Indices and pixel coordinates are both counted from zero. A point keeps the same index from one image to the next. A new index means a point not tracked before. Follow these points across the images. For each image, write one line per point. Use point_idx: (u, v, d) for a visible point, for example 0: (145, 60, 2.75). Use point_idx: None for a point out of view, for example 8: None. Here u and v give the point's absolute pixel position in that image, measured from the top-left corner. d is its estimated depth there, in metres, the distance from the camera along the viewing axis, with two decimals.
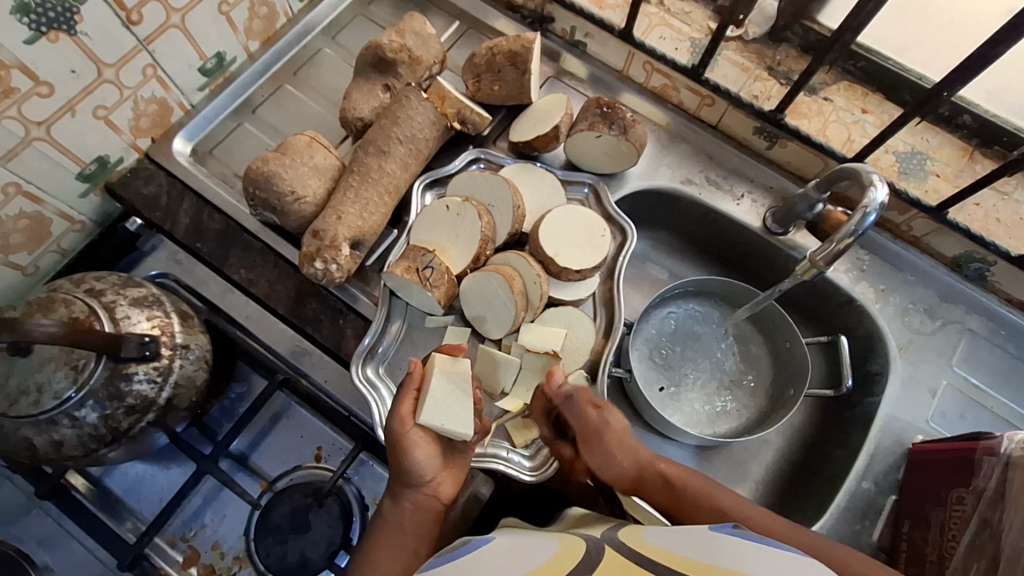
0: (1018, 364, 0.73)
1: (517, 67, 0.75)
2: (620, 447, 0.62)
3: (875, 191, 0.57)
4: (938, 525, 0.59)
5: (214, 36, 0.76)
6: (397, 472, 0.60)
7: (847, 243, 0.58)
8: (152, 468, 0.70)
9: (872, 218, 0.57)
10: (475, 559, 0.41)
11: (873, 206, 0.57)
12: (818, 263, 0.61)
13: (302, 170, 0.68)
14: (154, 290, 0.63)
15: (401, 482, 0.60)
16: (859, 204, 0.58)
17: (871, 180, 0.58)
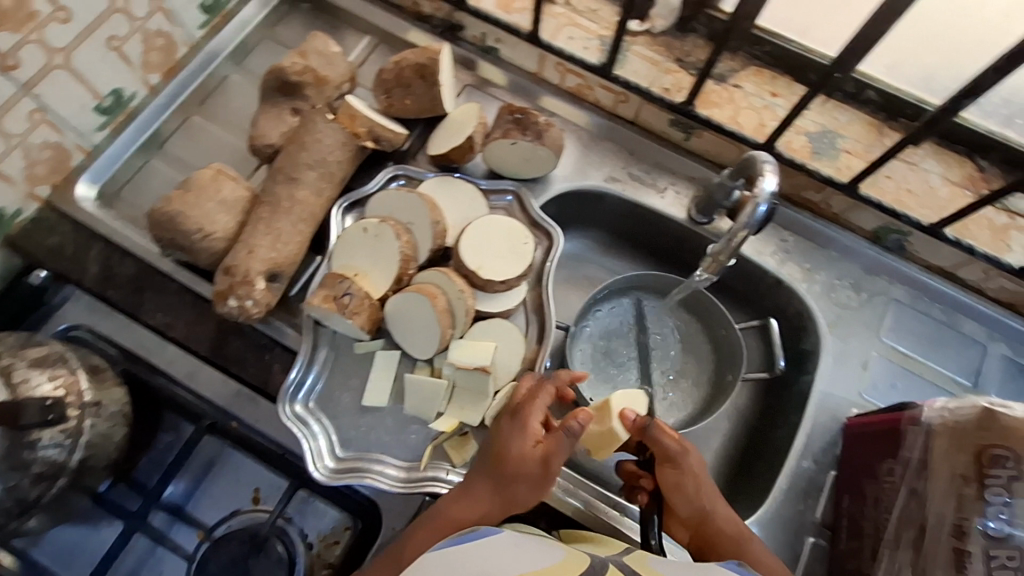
0: (942, 328, 0.75)
1: (426, 79, 0.74)
2: (703, 494, 0.59)
3: (765, 180, 0.57)
4: (874, 498, 0.60)
5: (107, 73, 0.73)
6: (504, 464, 0.56)
7: (743, 235, 0.58)
8: (81, 530, 0.66)
9: (763, 209, 0.57)
10: (481, 549, 0.44)
11: (763, 197, 0.57)
12: (721, 258, 0.62)
13: (208, 206, 0.66)
14: (57, 347, 0.60)
15: (507, 478, 0.55)
16: (752, 195, 0.58)
17: (762, 169, 0.58)
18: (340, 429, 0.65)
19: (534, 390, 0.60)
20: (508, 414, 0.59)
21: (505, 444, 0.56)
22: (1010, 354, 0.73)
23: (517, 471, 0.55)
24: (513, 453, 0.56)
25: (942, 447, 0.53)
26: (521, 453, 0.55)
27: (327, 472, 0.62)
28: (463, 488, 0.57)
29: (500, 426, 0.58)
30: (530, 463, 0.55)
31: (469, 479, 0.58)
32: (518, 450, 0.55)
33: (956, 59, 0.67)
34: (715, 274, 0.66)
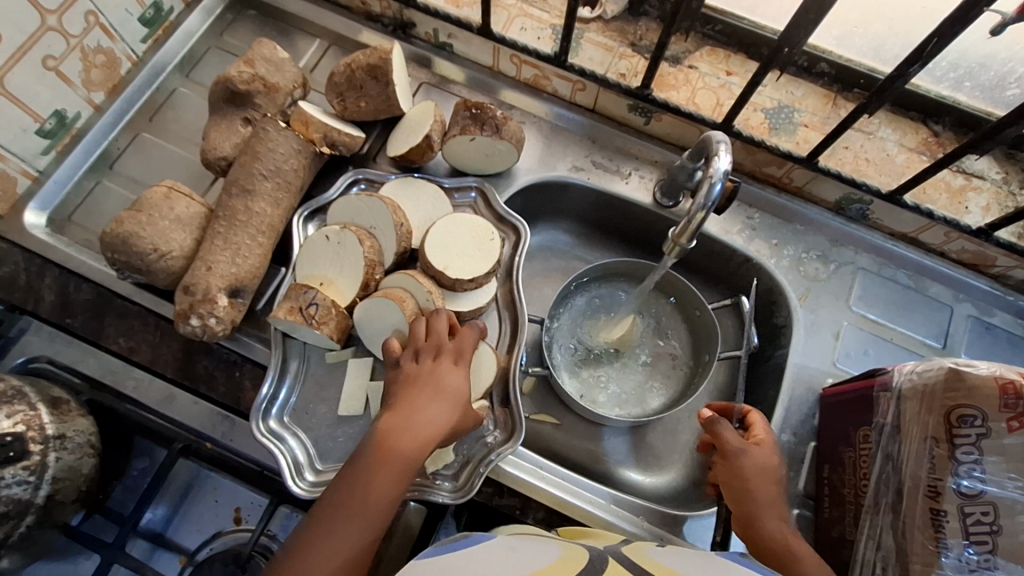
0: (908, 292, 0.76)
1: (378, 80, 0.72)
2: (756, 494, 0.58)
3: (719, 160, 0.57)
4: (851, 465, 0.61)
5: (46, 94, 0.70)
6: (434, 386, 0.57)
7: (701, 216, 0.57)
8: (57, 567, 0.64)
9: (718, 188, 0.56)
10: (476, 554, 0.39)
11: (718, 176, 0.56)
12: (681, 240, 0.61)
13: (162, 224, 0.64)
14: (14, 381, 0.58)
15: (444, 406, 0.56)
16: (706, 175, 0.57)
17: (717, 150, 0.58)
18: (317, 442, 0.64)
19: (461, 336, 0.62)
20: (431, 354, 0.59)
21: (443, 378, 0.58)
22: (976, 313, 0.75)
23: (443, 385, 0.57)
24: (450, 388, 0.58)
25: (913, 410, 0.53)
26: (459, 396, 0.58)
27: (306, 486, 0.61)
28: (393, 417, 0.55)
29: (423, 366, 0.58)
30: (464, 406, 0.58)
31: (401, 407, 0.56)
32: (456, 391, 0.58)
33: (902, 26, 0.67)
34: (677, 257, 0.65)
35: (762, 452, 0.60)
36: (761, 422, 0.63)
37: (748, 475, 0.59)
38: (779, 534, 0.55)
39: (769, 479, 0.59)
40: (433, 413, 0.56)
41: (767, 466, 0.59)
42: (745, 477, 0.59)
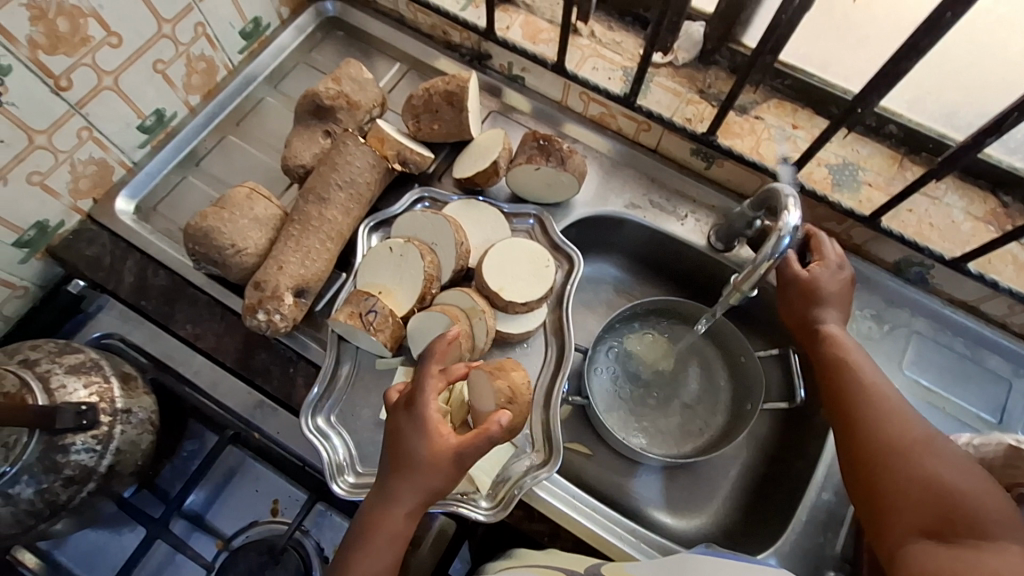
0: (965, 362, 0.74)
1: (454, 105, 0.76)
2: (832, 343, 0.65)
3: (789, 214, 0.57)
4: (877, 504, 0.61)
5: (151, 94, 0.76)
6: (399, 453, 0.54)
7: (767, 266, 0.58)
8: (104, 535, 0.68)
9: (787, 240, 0.56)
10: None
11: (787, 229, 0.56)
12: (743, 287, 0.62)
13: (242, 222, 0.68)
14: (93, 354, 0.62)
15: (411, 477, 0.53)
16: (775, 227, 0.57)
17: (786, 204, 0.58)
18: (359, 444, 0.66)
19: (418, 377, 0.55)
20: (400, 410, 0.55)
21: (405, 443, 0.53)
22: None
23: (407, 449, 0.53)
24: (414, 452, 0.53)
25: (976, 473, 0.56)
26: (432, 459, 0.53)
27: (347, 486, 0.64)
28: (376, 489, 0.55)
29: (396, 426, 0.54)
30: (445, 462, 0.53)
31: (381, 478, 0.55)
32: (426, 453, 0.52)
33: (977, 95, 0.67)
34: (737, 304, 0.65)
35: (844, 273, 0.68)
36: (820, 240, 0.70)
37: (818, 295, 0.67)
38: (864, 383, 0.60)
39: (830, 300, 0.67)
40: (408, 486, 0.53)
41: (836, 296, 0.67)
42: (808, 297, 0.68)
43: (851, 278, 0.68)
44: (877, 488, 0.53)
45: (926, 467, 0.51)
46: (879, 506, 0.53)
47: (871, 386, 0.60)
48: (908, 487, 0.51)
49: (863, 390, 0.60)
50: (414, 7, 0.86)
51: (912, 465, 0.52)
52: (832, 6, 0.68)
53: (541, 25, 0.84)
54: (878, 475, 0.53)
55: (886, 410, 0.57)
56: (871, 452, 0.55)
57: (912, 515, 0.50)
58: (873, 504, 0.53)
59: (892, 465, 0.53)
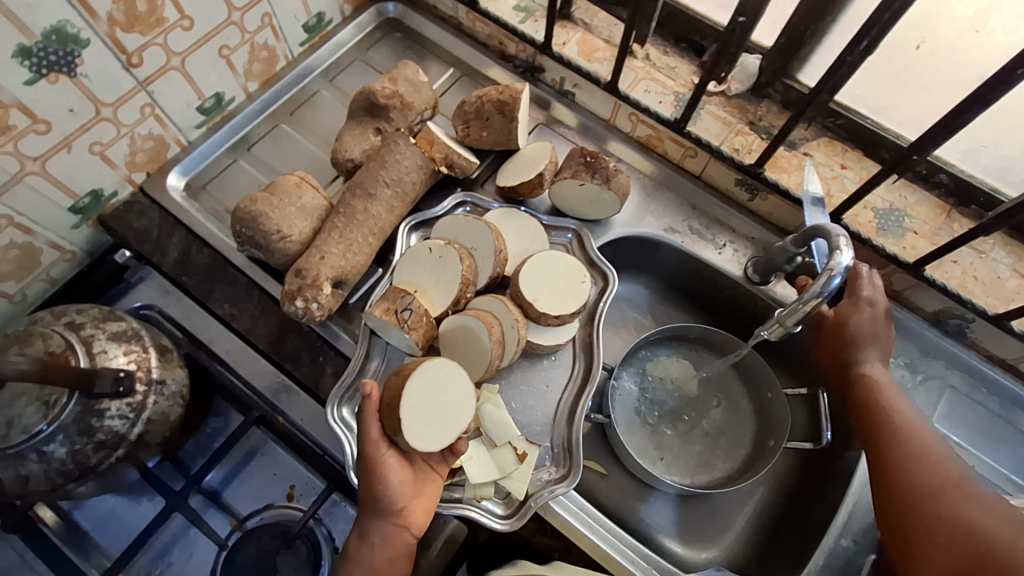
0: (998, 422, 0.72)
1: (505, 115, 0.77)
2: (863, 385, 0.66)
3: (840, 254, 0.57)
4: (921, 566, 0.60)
5: (214, 77, 0.78)
6: (369, 499, 0.59)
7: (813, 304, 0.57)
8: (123, 502, 0.69)
9: (837, 281, 0.56)
10: None
11: (838, 270, 0.56)
12: (785, 323, 0.61)
13: (289, 210, 0.70)
14: (134, 324, 0.63)
15: (379, 519, 0.58)
16: (825, 266, 0.58)
17: (838, 244, 0.59)
18: None
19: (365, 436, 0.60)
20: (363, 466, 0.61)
21: (369, 491, 0.59)
22: None
23: (371, 494, 0.59)
24: (378, 498, 0.58)
25: None
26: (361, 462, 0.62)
27: None
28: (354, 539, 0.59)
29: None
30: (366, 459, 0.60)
31: (356, 529, 0.59)
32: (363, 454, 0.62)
33: None
34: (778, 339, 0.65)
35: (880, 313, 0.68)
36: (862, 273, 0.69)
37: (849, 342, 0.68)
38: (900, 426, 0.61)
39: (864, 339, 0.67)
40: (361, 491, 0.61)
41: (872, 331, 0.67)
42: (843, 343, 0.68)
43: (886, 312, 0.68)
44: (914, 534, 0.55)
45: (962, 513, 0.54)
46: (911, 548, 0.55)
47: (910, 431, 0.61)
48: (940, 533, 0.54)
49: (902, 431, 0.61)
50: (473, 16, 0.88)
51: (949, 509, 0.54)
52: (895, 52, 0.68)
53: (597, 44, 0.84)
54: (916, 516, 0.56)
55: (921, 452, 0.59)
56: (915, 492, 0.56)
57: (945, 562, 0.53)
58: (905, 546, 0.56)
59: (930, 508, 0.55)
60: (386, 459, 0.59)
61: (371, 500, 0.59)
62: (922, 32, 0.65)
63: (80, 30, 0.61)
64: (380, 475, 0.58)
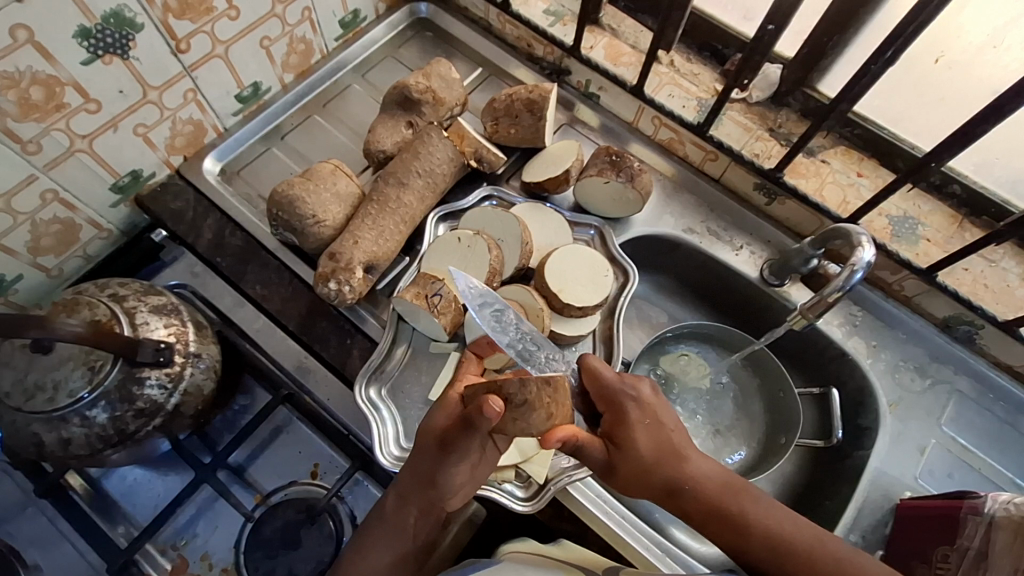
0: (1005, 426, 0.74)
1: (533, 113, 0.80)
2: (652, 471, 0.55)
3: (863, 251, 0.62)
4: (924, 553, 0.61)
5: (253, 67, 0.81)
6: (427, 472, 0.55)
7: (835, 297, 0.63)
8: (150, 475, 0.71)
9: (859, 275, 0.61)
10: None
11: (861, 265, 0.61)
12: (809, 315, 0.67)
13: (324, 196, 0.72)
14: (173, 299, 0.66)
15: (429, 491, 0.55)
16: (848, 262, 0.62)
17: (860, 241, 0.63)
18: (405, 420, 0.69)
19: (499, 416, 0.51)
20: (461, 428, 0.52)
21: (432, 465, 0.54)
22: None
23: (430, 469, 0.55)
24: (441, 478, 0.55)
25: (1004, 541, 0.54)
26: (427, 435, 0.56)
27: (392, 458, 0.66)
28: (393, 494, 0.58)
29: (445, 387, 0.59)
30: (435, 443, 0.55)
31: (399, 487, 0.57)
32: (431, 424, 0.56)
33: None
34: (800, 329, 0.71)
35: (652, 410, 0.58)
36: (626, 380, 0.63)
37: (621, 406, 0.57)
38: (705, 493, 0.55)
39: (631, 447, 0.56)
40: (411, 462, 0.57)
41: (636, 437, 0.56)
42: (612, 408, 0.57)
43: (653, 413, 0.58)
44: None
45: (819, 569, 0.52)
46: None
47: (708, 478, 0.55)
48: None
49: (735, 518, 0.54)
50: (503, 18, 0.91)
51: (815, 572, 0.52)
52: (914, 64, 0.70)
53: (624, 49, 0.87)
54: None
55: (774, 520, 0.54)
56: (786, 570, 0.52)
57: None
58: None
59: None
60: (459, 458, 0.54)
61: (427, 473, 0.55)
62: (941, 46, 0.68)
63: (136, 14, 0.64)
64: (444, 468, 0.54)
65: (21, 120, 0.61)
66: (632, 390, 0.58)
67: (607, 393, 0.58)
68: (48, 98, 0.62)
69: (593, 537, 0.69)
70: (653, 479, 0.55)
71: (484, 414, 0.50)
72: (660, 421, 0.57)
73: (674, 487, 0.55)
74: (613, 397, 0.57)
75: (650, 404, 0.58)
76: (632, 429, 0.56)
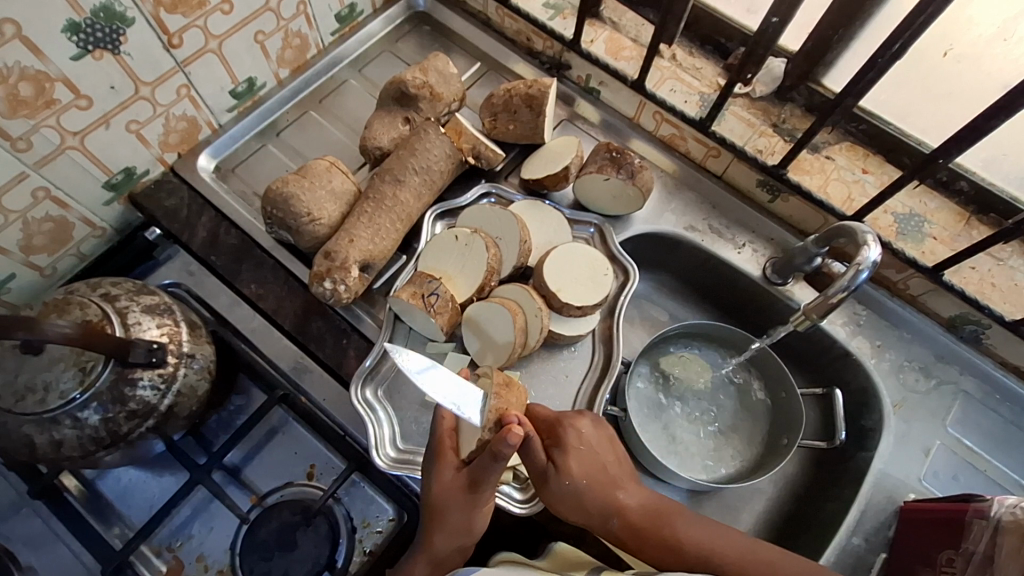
0: (1011, 428, 0.73)
1: (532, 108, 0.78)
2: (586, 501, 0.57)
3: (868, 249, 0.60)
4: (927, 556, 0.60)
5: (247, 62, 0.79)
6: (457, 525, 0.55)
7: (841, 297, 0.61)
8: (145, 476, 0.70)
9: (865, 275, 0.60)
10: None
11: (867, 264, 0.59)
12: (813, 313, 0.66)
13: (319, 193, 0.71)
14: (166, 298, 0.65)
15: (456, 539, 0.56)
16: (853, 261, 0.61)
17: (866, 239, 0.61)
18: (402, 422, 0.68)
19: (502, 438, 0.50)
20: (486, 459, 0.52)
21: (460, 518, 0.55)
22: None
23: (455, 514, 0.55)
24: (474, 524, 0.56)
25: (1010, 545, 0.52)
26: (446, 494, 0.55)
27: (388, 460, 0.65)
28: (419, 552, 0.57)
29: (436, 445, 0.58)
30: (460, 492, 0.55)
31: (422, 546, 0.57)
32: (447, 481, 0.56)
33: None
34: (803, 328, 0.69)
35: (596, 446, 0.59)
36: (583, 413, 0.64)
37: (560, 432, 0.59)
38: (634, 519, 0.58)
39: (575, 486, 0.56)
40: (434, 521, 0.56)
41: (580, 467, 0.57)
42: (551, 433, 0.60)
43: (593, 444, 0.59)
44: None
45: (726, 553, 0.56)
46: None
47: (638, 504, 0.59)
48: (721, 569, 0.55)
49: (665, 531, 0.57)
50: (503, 12, 0.89)
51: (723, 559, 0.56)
52: (922, 59, 0.69)
53: (625, 43, 0.86)
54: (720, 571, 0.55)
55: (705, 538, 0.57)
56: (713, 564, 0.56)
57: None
58: None
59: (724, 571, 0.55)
60: (487, 497, 0.55)
61: (456, 526, 0.55)
62: (949, 39, 0.66)
63: (127, 9, 0.62)
64: (476, 512, 0.55)
65: (10, 117, 0.60)
66: (573, 423, 0.60)
67: (547, 425, 0.60)
68: (38, 94, 0.61)
69: (592, 539, 0.68)
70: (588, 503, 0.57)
71: (511, 445, 0.49)
72: (596, 455, 0.59)
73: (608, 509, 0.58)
74: (553, 423, 0.60)
75: (590, 438, 0.60)
76: (567, 454, 0.57)
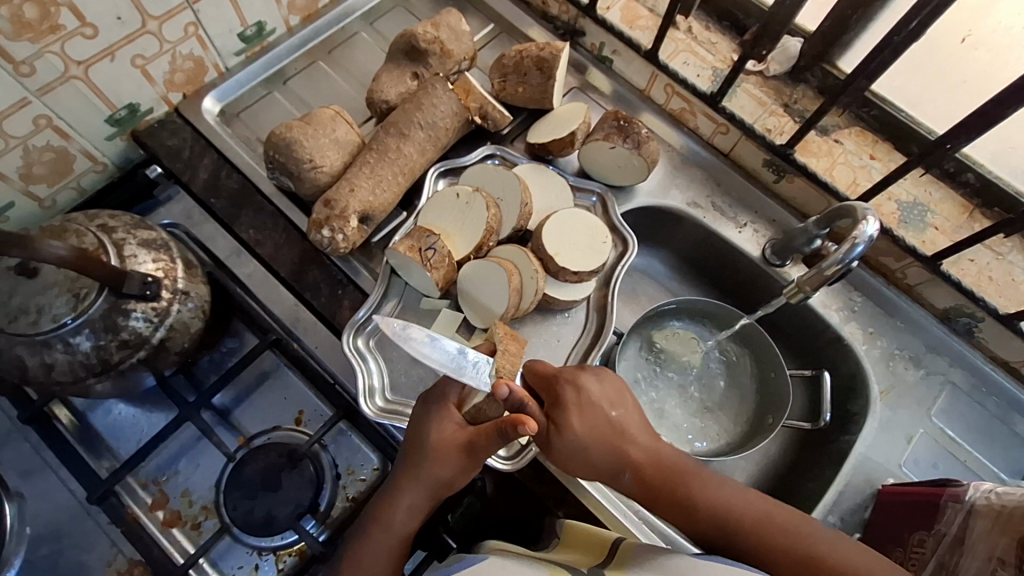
0: (994, 421, 0.74)
1: (543, 72, 0.77)
2: (591, 456, 0.57)
3: (867, 225, 0.60)
4: (900, 537, 0.61)
5: (258, 5, 0.78)
6: (442, 479, 0.56)
7: (835, 270, 0.62)
8: (134, 412, 0.71)
9: (860, 249, 0.60)
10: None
11: (864, 239, 0.59)
12: (805, 287, 0.66)
13: (323, 141, 0.71)
14: (163, 235, 0.65)
15: (428, 493, 0.57)
16: (850, 236, 0.61)
17: (864, 215, 0.61)
18: (392, 373, 0.68)
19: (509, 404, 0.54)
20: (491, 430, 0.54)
21: (448, 472, 0.56)
22: None
23: (444, 470, 0.56)
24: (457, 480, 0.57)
25: (982, 527, 0.52)
26: (443, 446, 0.57)
27: (376, 409, 0.66)
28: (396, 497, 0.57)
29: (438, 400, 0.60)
30: (457, 450, 0.56)
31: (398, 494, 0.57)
32: (447, 436, 0.57)
33: None
34: (796, 302, 0.69)
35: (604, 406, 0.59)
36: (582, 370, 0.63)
37: (559, 389, 0.59)
38: (648, 476, 0.57)
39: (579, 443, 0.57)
40: (425, 471, 0.56)
41: (583, 425, 0.58)
42: (551, 390, 0.60)
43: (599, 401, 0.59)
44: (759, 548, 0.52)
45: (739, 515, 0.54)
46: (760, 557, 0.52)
47: (651, 462, 0.57)
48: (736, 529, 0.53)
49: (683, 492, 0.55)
50: None
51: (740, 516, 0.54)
52: (939, 43, 0.68)
53: (640, 12, 0.85)
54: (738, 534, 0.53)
55: (718, 496, 0.55)
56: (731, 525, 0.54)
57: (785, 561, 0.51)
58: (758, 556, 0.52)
59: (739, 538, 0.53)
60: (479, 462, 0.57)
61: (440, 479, 0.57)
62: (967, 25, 0.65)
63: None
64: (467, 472, 0.57)
65: (14, 40, 0.59)
66: (573, 377, 0.60)
67: (549, 378, 0.60)
68: (43, 18, 0.60)
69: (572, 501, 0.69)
70: (599, 460, 0.57)
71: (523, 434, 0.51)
72: (603, 408, 0.59)
73: (620, 464, 0.57)
74: (553, 377, 0.60)
75: (595, 395, 0.59)
76: (568, 411, 0.58)
